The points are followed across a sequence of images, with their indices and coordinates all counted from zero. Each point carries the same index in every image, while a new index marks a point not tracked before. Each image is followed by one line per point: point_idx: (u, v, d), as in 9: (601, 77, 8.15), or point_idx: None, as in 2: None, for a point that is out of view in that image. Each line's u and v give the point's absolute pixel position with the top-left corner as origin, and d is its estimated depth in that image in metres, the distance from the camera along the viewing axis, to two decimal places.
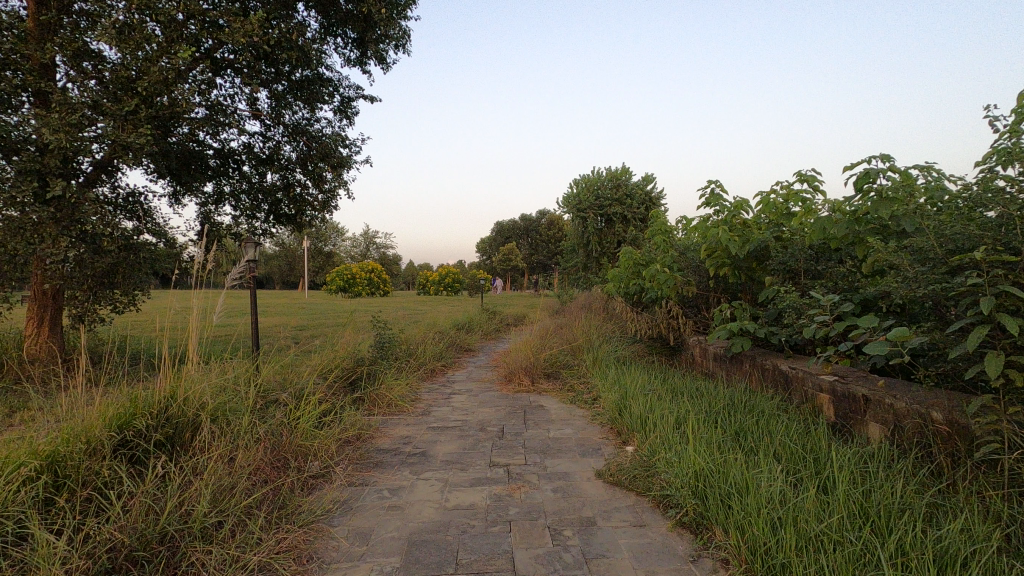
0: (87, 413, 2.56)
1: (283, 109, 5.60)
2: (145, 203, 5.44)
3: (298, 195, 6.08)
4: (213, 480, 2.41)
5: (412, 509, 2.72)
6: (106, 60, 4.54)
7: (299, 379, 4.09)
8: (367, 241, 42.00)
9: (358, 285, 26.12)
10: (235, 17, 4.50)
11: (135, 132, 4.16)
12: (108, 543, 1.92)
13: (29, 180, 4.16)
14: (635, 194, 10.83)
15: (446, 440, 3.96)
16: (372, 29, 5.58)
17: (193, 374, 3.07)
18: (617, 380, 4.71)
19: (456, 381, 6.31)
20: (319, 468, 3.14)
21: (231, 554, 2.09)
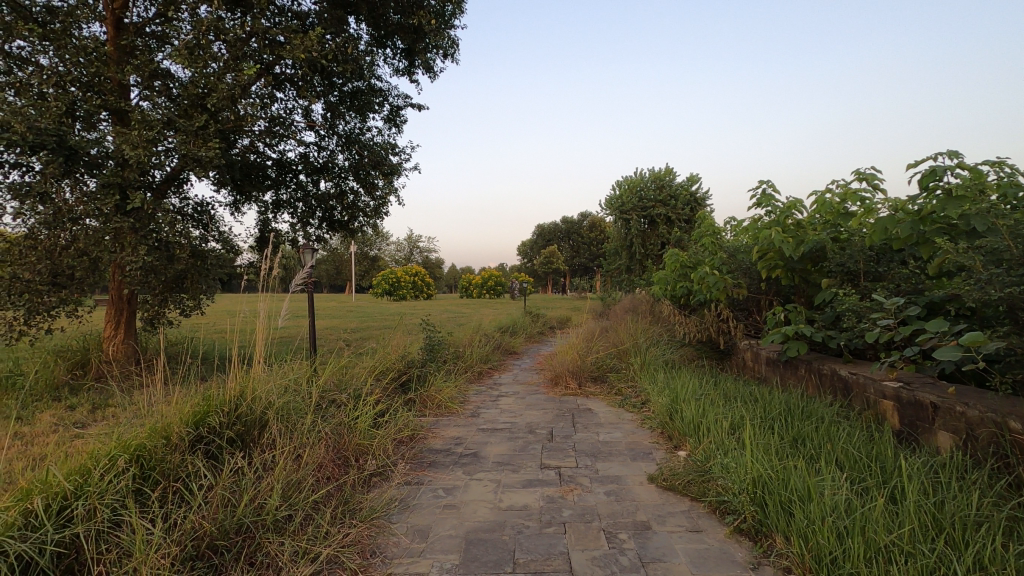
0: (167, 410, 2.74)
1: (337, 119, 5.80)
2: (211, 212, 5.74)
3: (351, 202, 6.27)
4: (284, 476, 2.54)
5: (467, 509, 2.78)
6: (176, 78, 4.84)
7: (355, 379, 4.24)
8: (410, 245, 42.81)
9: (403, 289, 26.67)
10: (294, 33, 4.72)
11: (206, 146, 4.42)
12: (193, 532, 2.05)
13: (110, 193, 4.45)
14: (679, 195, 10.67)
15: (496, 441, 4.02)
16: (422, 40, 5.70)
17: (261, 375, 3.24)
18: (667, 384, 4.66)
19: (503, 384, 6.38)
20: (378, 466, 3.24)
21: (302, 547, 2.20)
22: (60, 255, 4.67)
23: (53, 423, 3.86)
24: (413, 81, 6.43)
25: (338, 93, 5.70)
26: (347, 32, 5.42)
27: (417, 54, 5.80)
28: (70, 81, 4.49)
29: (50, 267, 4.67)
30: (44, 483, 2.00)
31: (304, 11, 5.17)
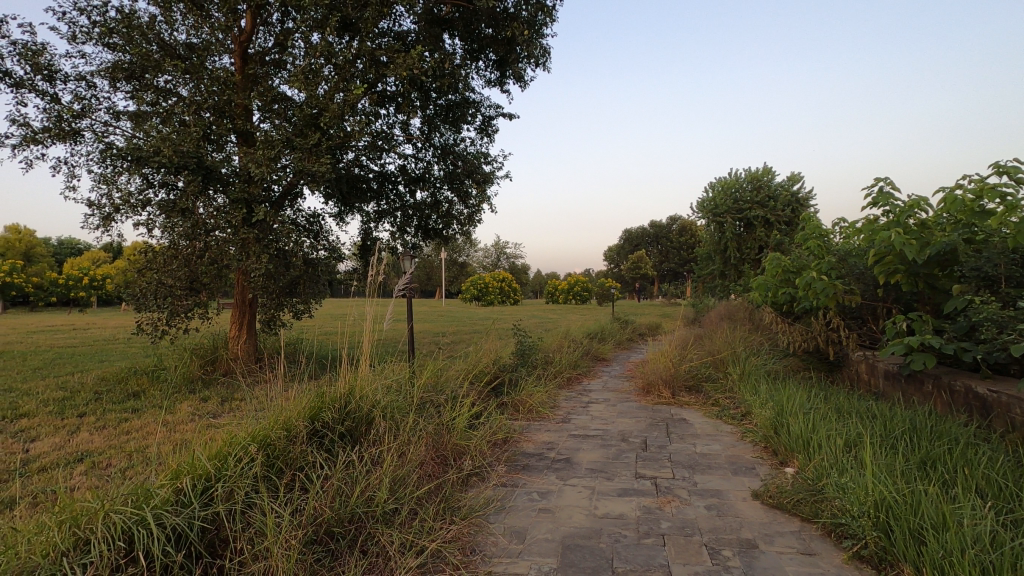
0: (287, 405, 2.99)
1: (434, 132, 6.05)
2: (321, 224, 6.18)
3: (446, 211, 6.52)
4: (391, 470, 2.68)
5: (562, 513, 2.79)
6: (292, 102, 5.29)
7: (451, 381, 4.39)
8: (498, 251, 43.60)
9: (490, 294, 27.18)
10: (397, 53, 5.00)
11: (319, 161, 4.79)
12: (315, 518, 2.23)
13: (239, 209, 4.93)
14: (779, 195, 10.09)
15: (589, 448, 3.99)
16: (515, 50, 5.80)
17: (367, 376, 3.45)
18: (771, 395, 4.40)
19: (592, 390, 6.33)
20: (474, 467, 3.34)
21: (409, 540, 2.31)
22: (196, 263, 5.26)
23: (191, 414, 4.35)
24: (504, 91, 6.56)
25: (435, 107, 5.95)
26: (443, 48, 5.65)
27: (508, 65, 5.92)
28: (206, 108, 5.05)
29: (188, 273, 5.26)
30: (191, 466, 2.25)
31: (405, 31, 5.47)
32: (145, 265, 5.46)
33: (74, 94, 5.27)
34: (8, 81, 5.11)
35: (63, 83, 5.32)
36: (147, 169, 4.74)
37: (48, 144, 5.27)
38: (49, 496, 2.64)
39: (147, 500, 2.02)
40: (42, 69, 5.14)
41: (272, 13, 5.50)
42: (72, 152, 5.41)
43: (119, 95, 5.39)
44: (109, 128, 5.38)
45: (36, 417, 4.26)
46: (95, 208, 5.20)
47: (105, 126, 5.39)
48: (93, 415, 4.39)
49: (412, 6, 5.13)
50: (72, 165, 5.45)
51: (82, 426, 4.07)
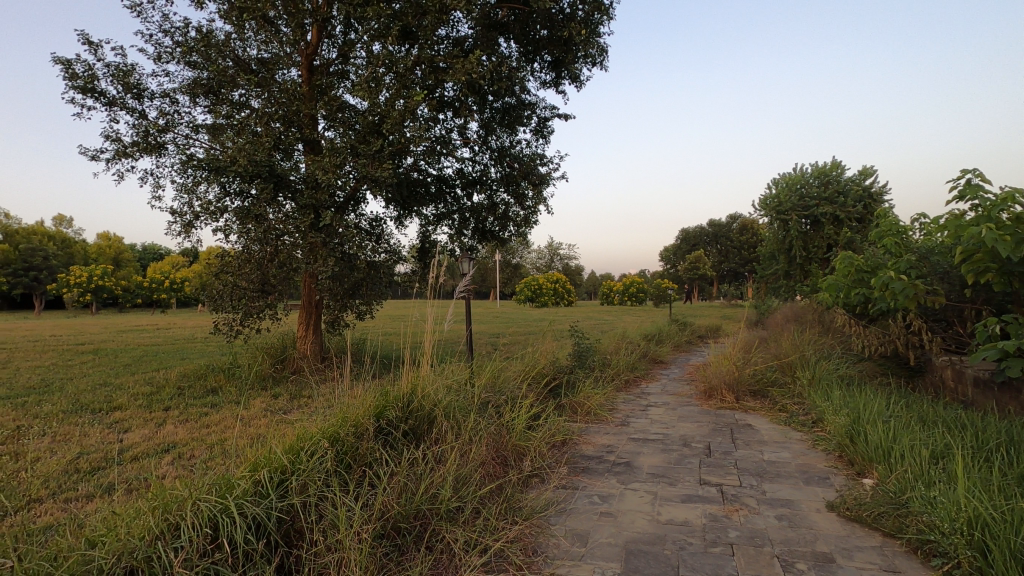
0: (353, 403, 3.09)
1: (491, 135, 6.11)
2: (382, 227, 6.36)
3: (502, 213, 6.56)
4: (454, 469, 2.73)
5: (625, 518, 2.74)
6: (355, 110, 5.47)
7: (509, 383, 4.41)
8: (551, 253, 43.54)
9: (544, 295, 27.15)
10: (455, 58, 5.08)
11: (381, 167, 4.94)
12: (383, 513, 2.29)
13: (307, 214, 5.15)
14: (849, 190, 9.55)
15: (650, 452, 3.91)
16: (571, 51, 5.77)
17: (429, 376, 3.52)
18: (845, 402, 4.17)
19: (651, 393, 6.20)
20: (533, 468, 3.34)
21: (472, 538, 2.34)
22: (267, 267, 5.54)
23: (264, 410, 4.58)
24: (560, 92, 6.54)
25: (491, 110, 6.00)
26: (499, 51, 5.70)
27: (564, 66, 5.89)
28: (276, 119, 5.31)
29: (260, 276, 5.56)
30: (267, 459, 2.37)
31: (462, 36, 5.55)
32: (221, 269, 5.80)
33: (159, 110, 5.67)
34: (103, 100, 5.56)
35: (149, 100, 5.73)
36: (224, 179, 5.04)
37: (137, 157, 5.70)
38: (142, 483, 2.85)
39: (230, 490, 2.14)
40: (131, 87, 5.57)
41: (336, 25, 5.71)
42: (157, 164, 5.82)
43: (198, 109, 5.76)
44: (190, 140, 5.75)
45: (128, 410, 4.61)
46: (177, 216, 5.57)
47: (186, 139, 5.77)
48: (177, 409, 4.70)
49: (469, 11, 5.20)
50: (157, 176, 5.87)
51: (168, 418, 4.38)
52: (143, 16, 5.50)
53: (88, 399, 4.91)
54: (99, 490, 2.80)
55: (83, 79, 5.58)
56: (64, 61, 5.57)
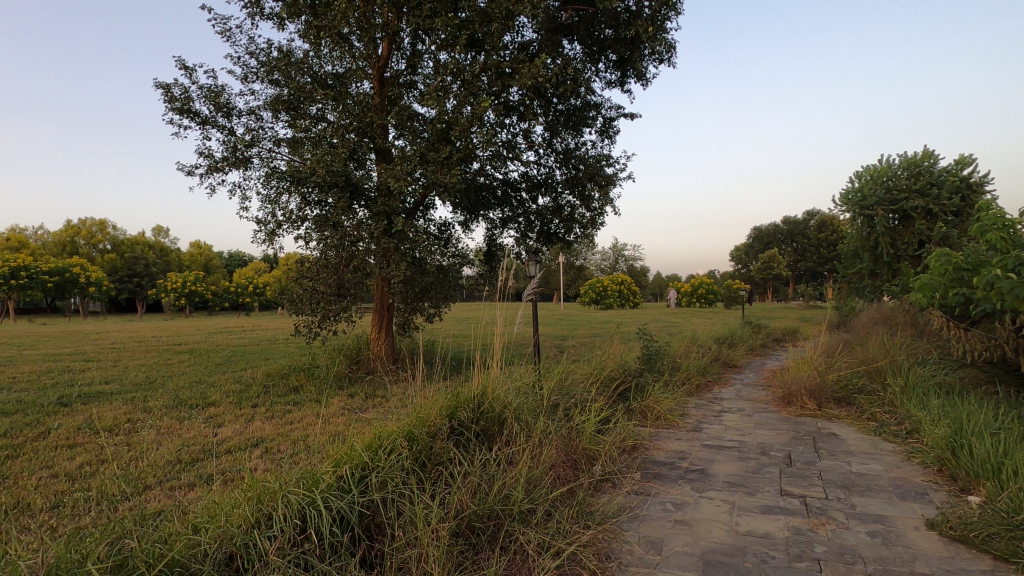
0: (427, 403, 3.19)
1: (555, 137, 6.12)
2: (451, 232, 6.49)
3: (568, 215, 6.55)
4: (525, 470, 2.74)
5: (701, 527, 2.66)
6: (423, 118, 5.63)
7: (578, 386, 4.39)
8: (616, 254, 42.94)
9: (609, 297, 26.82)
10: (521, 63, 5.13)
11: (449, 173, 5.06)
12: (458, 511, 2.34)
13: (380, 221, 5.36)
14: (944, 182, 8.84)
15: (725, 460, 3.77)
16: (638, 49, 5.67)
17: (499, 379, 3.56)
18: (944, 411, 3.85)
19: (725, 398, 5.98)
20: (604, 472, 3.31)
21: (546, 541, 2.34)
22: (343, 272, 5.80)
23: (341, 408, 4.80)
24: (625, 91, 6.45)
25: (556, 112, 6.01)
26: (564, 54, 5.70)
27: (630, 64, 5.81)
28: (351, 130, 5.57)
29: (336, 280, 5.84)
30: (349, 456, 2.49)
31: (527, 40, 5.59)
32: (301, 274, 6.13)
33: (246, 126, 6.08)
34: (197, 120, 6.03)
35: (237, 118, 6.15)
36: (304, 189, 5.33)
37: (227, 172, 6.13)
38: (237, 475, 3.06)
39: (316, 484, 2.26)
40: (222, 107, 6.01)
41: (405, 37, 5.91)
42: (244, 177, 6.24)
43: (280, 124, 6.12)
44: (273, 154, 6.13)
45: (222, 406, 4.96)
46: (262, 225, 5.94)
47: (269, 153, 6.15)
48: (263, 405, 5.02)
49: (534, 16, 5.25)
50: (244, 188, 6.28)
51: (256, 415, 4.68)
52: (232, 40, 5.92)
53: (187, 396, 5.33)
54: (199, 480, 3.03)
55: (180, 101, 6.07)
56: (164, 86, 6.09)
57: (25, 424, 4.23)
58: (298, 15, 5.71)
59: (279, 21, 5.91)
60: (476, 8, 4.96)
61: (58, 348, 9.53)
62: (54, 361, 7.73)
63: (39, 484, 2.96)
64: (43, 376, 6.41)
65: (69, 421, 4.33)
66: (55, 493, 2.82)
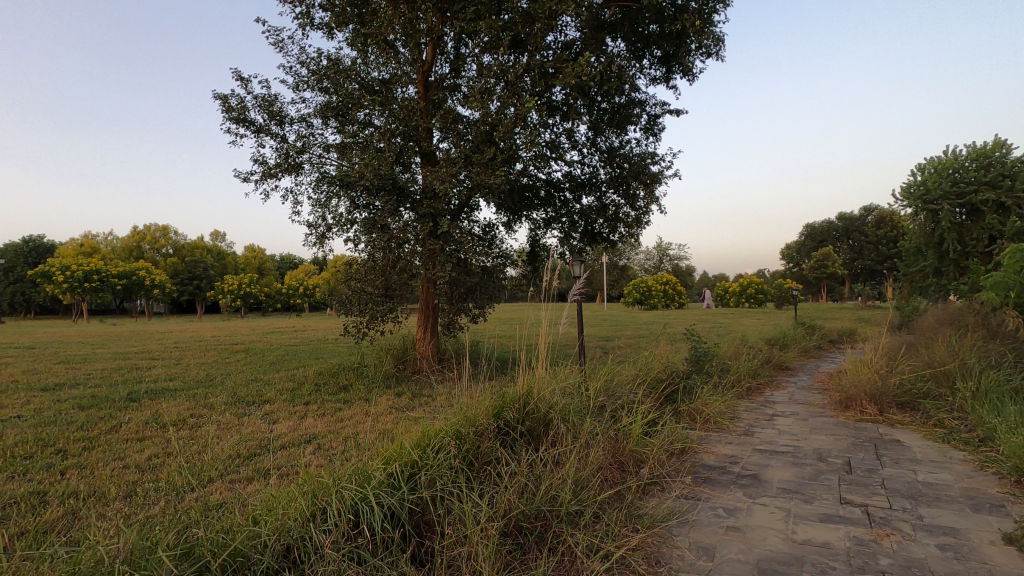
0: (473, 403, 3.21)
1: (599, 136, 6.07)
2: (495, 233, 6.53)
3: (613, 215, 6.47)
4: (572, 471, 2.73)
5: (754, 534, 2.57)
6: (467, 120, 5.68)
7: (623, 387, 4.33)
8: (660, 253, 42.17)
9: (653, 297, 26.36)
10: (564, 63, 5.11)
11: (493, 174, 5.08)
12: (506, 512, 2.35)
13: (426, 223, 5.42)
14: (1017, 173, 8.31)
15: (779, 465, 3.64)
16: (684, 43, 5.54)
17: (543, 379, 3.55)
18: (1021, 418, 3.60)
19: (778, 402, 5.77)
20: (652, 475, 3.25)
21: (594, 543, 2.32)
22: (390, 273, 5.92)
23: (389, 407, 4.90)
24: (671, 87, 6.32)
25: (599, 111, 5.96)
26: (607, 51, 5.64)
27: (676, 59, 5.69)
28: (397, 134, 5.69)
29: (383, 282, 5.97)
30: (398, 453, 2.53)
31: (570, 39, 5.57)
32: (350, 276, 6.29)
33: (297, 133, 6.29)
34: (252, 128, 6.28)
35: (289, 125, 6.38)
36: (353, 193, 5.48)
37: (280, 178, 6.36)
38: (292, 471, 3.17)
39: (368, 481, 2.31)
40: (275, 115, 6.25)
41: (448, 41, 5.98)
42: (296, 183, 6.46)
43: (329, 130, 6.31)
44: (323, 159, 6.32)
45: (276, 403, 5.15)
46: (313, 229, 6.14)
47: (319, 159, 6.34)
48: (315, 403, 5.19)
49: (577, 15, 5.22)
50: (296, 193, 6.50)
51: (309, 412, 4.84)
52: (284, 50, 6.14)
53: (244, 393, 5.56)
54: (257, 474, 3.15)
55: (237, 111, 6.34)
56: (222, 97, 6.38)
57: (99, 417, 4.51)
58: (346, 23, 5.87)
59: (328, 30, 6.09)
60: (519, 9, 4.97)
61: (126, 346, 10.12)
62: (123, 359, 8.21)
63: (113, 474, 3.15)
64: (115, 373, 6.83)
65: (138, 415, 4.59)
66: (127, 483, 2.99)
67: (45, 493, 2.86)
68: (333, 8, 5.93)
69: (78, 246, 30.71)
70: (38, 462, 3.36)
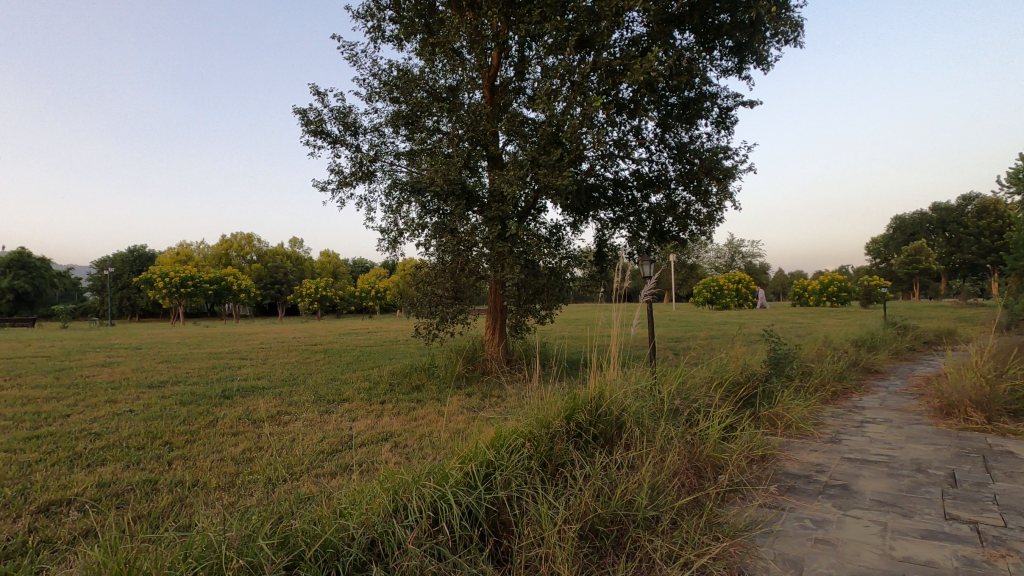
0: (544, 404, 3.22)
1: (668, 132, 5.92)
2: (562, 234, 6.50)
3: (683, 212, 6.29)
4: (649, 476, 2.68)
5: (847, 549, 2.42)
6: (533, 123, 5.71)
7: (698, 390, 4.20)
8: (732, 250, 40.48)
9: (726, 296, 25.34)
10: (632, 59, 5.01)
11: (560, 175, 5.06)
12: (581, 514, 2.34)
13: (495, 226, 5.45)
14: None
15: (872, 476, 3.40)
16: (760, 31, 5.29)
17: (616, 381, 3.50)
18: None
19: (867, 407, 5.40)
20: (731, 481, 3.14)
21: (673, 550, 2.27)
22: (459, 276, 6.05)
23: (461, 407, 5.00)
24: (744, 78, 6.06)
25: (668, 106, 5.81)
26: (676, 44, 5.49)
27: (749, 49, 5.46)
28: (465, 140, 5.80)
29: (453, 284, 6.10)
30: (474, 453, 2.58)
31: (638, 35, 5.46)
32: (421, 280, 6.45)
33: (370, 143, 6.55)
34: (329, 140, 6.60)
35: (362, 135, 6.65)
36: (424, 198, 5.63)
37: (355, 186, 6.65)
38: (372, 467, 3.30)
39: (445, 480, 2.36)
40: (349, 126, 6.54)
41: (513, 44, 6.03)
42: (370, 190, 6.72)
43: (399, 138, 6.52)
44: (394, 167, 6.55)
45: (354, 402, 5.38)
46: (386, 234, 6.36)
47: (391, 166, 6.59)
48: (390, 402, 5.38)
49: (645, 9, 5.12)
50: (369, 201, 6.78)
51: (384, 411, 5.02)
52: (358, 64, 6.41)
53: (324, 392, 5.84)
54: (340, 469, 3.31)
55: (315, 123, 6.69)
56: (302, 111, 6.74)
57: (198, 412, 4.89)
58: (414, 34, 6.05)
59: (398, 42, 6.31)
60: (585, 8, 4.94)
61: (217, 347, 10.93)
62: (217, 359, 8.85)
63: (212, 465, 3.41)
64: (210, 372, 7.38)
65: (232, 411, 4.94)
66: (225, 474, 3.23)
67: (156, 480, 3.14)
68: (401, 19, 6.14)
69: (175, 254, 33.44)
70: (149, 452, 3.69)
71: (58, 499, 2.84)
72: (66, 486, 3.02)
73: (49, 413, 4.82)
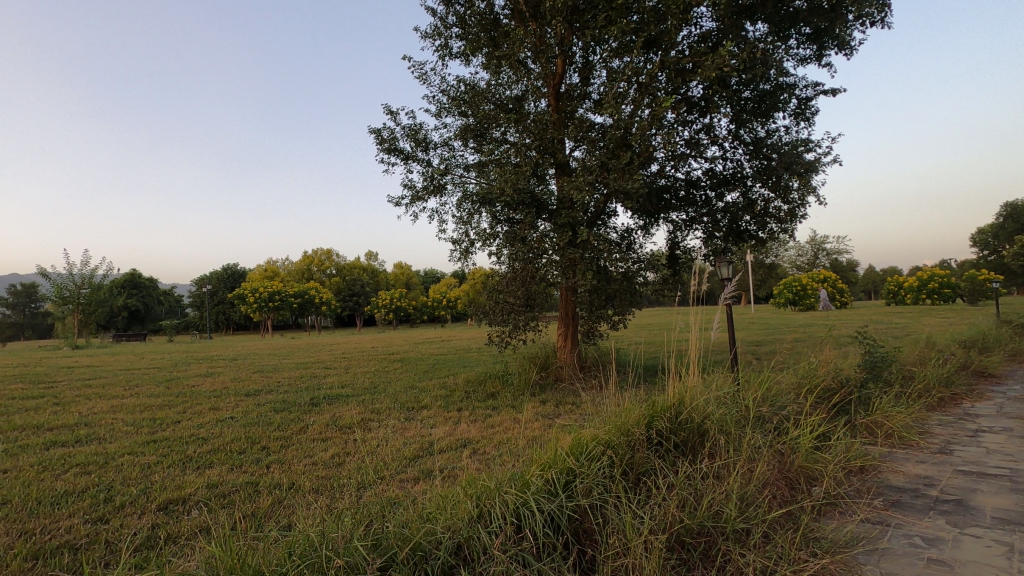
0: (622, 412, 3.17)
1: (742, 128, 5.70)
2: (633, 238, 6.40)
3: (762, 210, 6.02)
4: (736, 486, 2.57)
5: (966, 570, 2.21)
6: (600, 128, 5.68)
7: (785, 396, 3.98)
8: (815, 248, 38.11)
9: (809, 296, 23.89)
10: (702, 55, 4.88)
11: (631, 179, 5.00)
12: (666, 524, 2.28)
13: (565, 233, 5.46)
14: None
15: (992, 490, 3.09)
16: (842, 15, 5.00)
17: (697, 388, 3.39)
18: None
19: (981, 415, 4.90)
20: (827, 494, 2.95)
21: (767, 564, 2.16)
22: (530, 283, 6.10)
23: (536, 414, 5.01)
24: (824, 65, 5.74)
25: (742, 101, 5.59)
26: (749, 36, 5.28)
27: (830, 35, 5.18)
28: (532, 148, 5.86)
29: (524, 292, 6.16)
30: (554, 461, 2.59)
31: (707, 30, 5.31)
32: (493, 289, 6.55)
33: (441, 157, 6.75)
34: (402, 156, 6.87)
35: (433, 150, 6.88)
36: (494, 208, 5.74)
37: (427, 199, 6.88)
38: (453, 474, 3.38)
39: (526, 487, 2.38)
40: (420, 142, 6.78)
41: (577, 51, 6.03)
42: (441, 203, 6.93)
43: (468, 151, 6.68)
44: (464, 179, 6.71)
45: (432, 409, 5.54)
46: (458, 245, 6.52)
47: (461, 179, 6.76)
48: (467, 410, 5.48)
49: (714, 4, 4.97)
50: (441, 213, 6.98)
51: (461, 418, 5.13)
52: (427, 82, 6.63)
53: (403, 399, 6.05)
54: (423, 475, 3.42)
55: (388, 142, 6.98)
56: (376, 131, 7.06)
57: (291, 420, 5.21)
58: (480, 48, 6.20)
59: (464, 58, 6.48)
60: (651, 8, 4.88)
61: (304, 357, 11.60)
62: (305, 369, 9.40)
63: (305, 469, 3.62)
64: (299, 381, 7.84)
65: (320, 418, 5.23)
66: (318, 477, 3.42)
67: (257, 482, 3.37)
68: (468, 36, 6.31)
69: (263, 270, 35.79)
70: (250, 456, 3.97)
71: (175, 498, 3.12)
72: (181, 487, 3.32)
73: (162, 420, 5.30)
